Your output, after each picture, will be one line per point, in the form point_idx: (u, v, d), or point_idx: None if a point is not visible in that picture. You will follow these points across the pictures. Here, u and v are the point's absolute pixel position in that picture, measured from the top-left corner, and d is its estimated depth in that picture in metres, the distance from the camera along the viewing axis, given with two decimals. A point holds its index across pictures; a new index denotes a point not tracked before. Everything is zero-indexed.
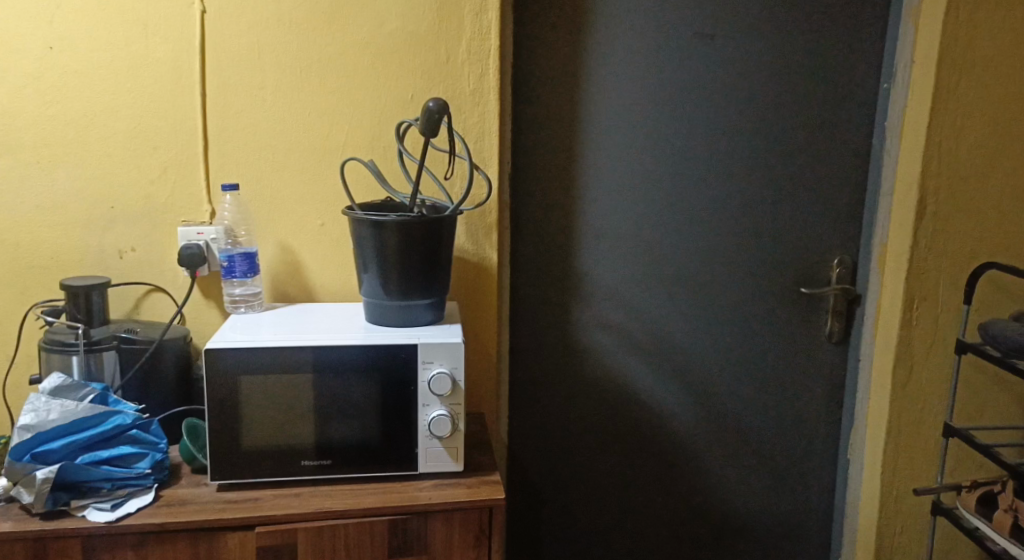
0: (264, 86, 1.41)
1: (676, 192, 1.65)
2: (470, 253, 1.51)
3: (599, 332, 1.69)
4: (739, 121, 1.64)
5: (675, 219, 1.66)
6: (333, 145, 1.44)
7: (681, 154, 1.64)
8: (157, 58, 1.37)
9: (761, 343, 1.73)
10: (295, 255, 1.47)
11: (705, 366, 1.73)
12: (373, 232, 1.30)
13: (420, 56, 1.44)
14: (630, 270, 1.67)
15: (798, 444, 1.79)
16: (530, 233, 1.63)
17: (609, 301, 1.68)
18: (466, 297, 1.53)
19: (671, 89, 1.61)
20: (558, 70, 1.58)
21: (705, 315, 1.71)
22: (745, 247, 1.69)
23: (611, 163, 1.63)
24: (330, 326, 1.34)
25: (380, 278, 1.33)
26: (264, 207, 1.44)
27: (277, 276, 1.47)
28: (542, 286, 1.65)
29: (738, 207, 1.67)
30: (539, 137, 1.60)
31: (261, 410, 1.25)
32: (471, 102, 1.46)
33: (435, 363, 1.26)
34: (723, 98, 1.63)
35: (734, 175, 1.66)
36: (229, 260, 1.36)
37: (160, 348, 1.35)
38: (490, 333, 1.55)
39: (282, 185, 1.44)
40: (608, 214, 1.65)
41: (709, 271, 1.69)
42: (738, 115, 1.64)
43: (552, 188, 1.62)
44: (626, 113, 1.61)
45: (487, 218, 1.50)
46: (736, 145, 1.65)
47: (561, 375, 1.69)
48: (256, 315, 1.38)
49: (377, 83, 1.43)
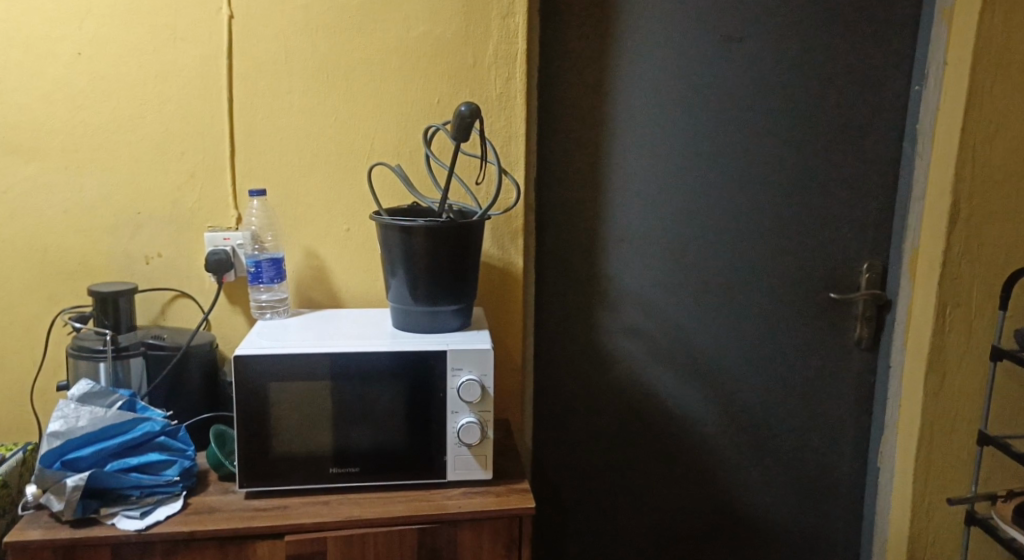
0: (291, 91, 1.41)
1: (704, 198, 1.64)
2: (496, 259, 1.50)
3: (626, 338, 1.67)
4: (768, 124, 1.62)
5: (703, 224, 1.65)
6: (360, 150, 1.43)
7: (709, 159, 1.62)
8: (185, 63, 1.37)
9: (789, 349, 1.71)
10: (321, 261, 1.46)
11: (732, 373, 1.71)
12: (401, 237, 1.29)
13: (448, 60, 1.43)
14: (657, 275, 1.65)
15: (826, 452, 1.76)
16: (555, 237, 1.62)
17: (636, 308, 1.67)
18: (492, 302, 1.52)
19: (699, 94, 1.60)
20: (585, 75, 1.57)
21: (732, 322, 1.69)
22: (773, 253, 1.67)
23: (639, 168, 1.61)
24: (357, 333, 1.33)
25: (408, 283, 1.32)
26: (290, 213, 1.44)
27: (303, 281, 1.47)
28: (567, 290, 1.64)
29: (766, 211, 1.65)
30: (564, 141, 1.58)
31: (290, 417, 1.24)
32: (498, 107, 1.45)
33: (465, 370, 1.25)
34: (752, 101, 1.61)
35: (763, 179, 1.64)
36: (256, 266, 1.36)
37: (187, 354, 1.35)
38: (517, 339, 1.54)
39: (308, 190, 1.43)
40: (635, 219, 1.63)
41: (737, 277, 1.67)
42: (767, 119, 1.62)
43: (579, 192, 1.61)
44: (653, 117, 1.59)
45: (514, 223, 1.49)
46: (765, 149, 1.63)
47: (586, 380, 1.68)
48: (283, 321, 1.37)
49: (405, 87, 1.43)
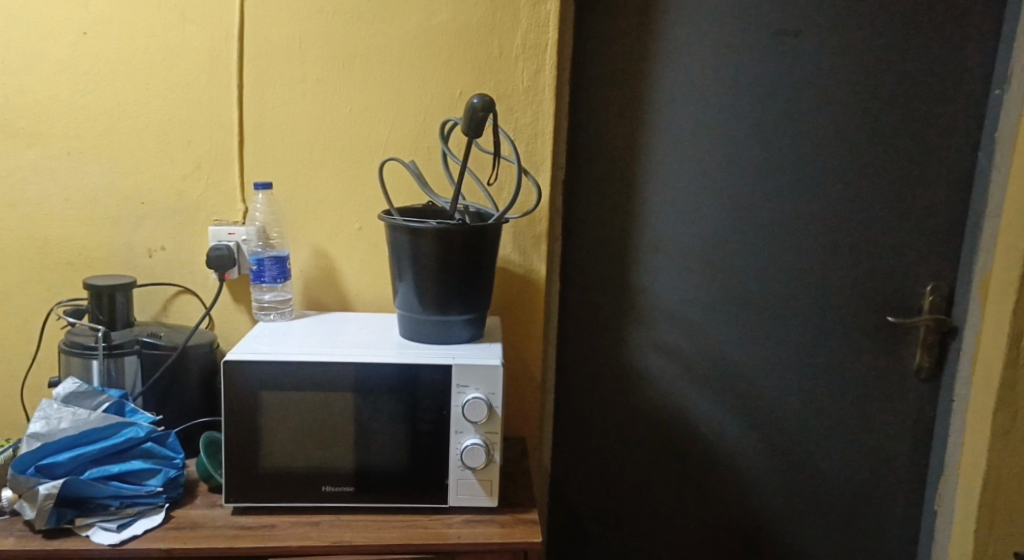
0: (304, 80, 1.32)
1: (749, 206, 1.49)
2: (516, 264, 1.41)
3: (657, 355, 1.55)
4: (825, 127, 1.47)
5: (747, 235, 1.50)
6: (375, 144, 1.34)
7: (756, 164, 1.48)
8: (194, 47, 1.30)
9: (838, 376, 1.55)
10: (330, 260, 1.38)
11: (773, 399, 1.56)
12: (409, 239, 1.19)
13: (471, 50, 1.32)
14: (694, 288, 1.52)
15: (876, 491, 1.60)
16: (583, 243, 1.50)
17: (669, 323, 1.54)
18: (510, 310, 1.43)
19: (748, 92, 1.45)
20: (623, 69, 1.45)
21: (776, 342, 1.54)
22: (824, 269, 1.52)
23: (678, 171, 1.48)
24: (360, 340, 1.24)
25: (415, 289, 1.22)
26: (299, 209, 1.36)
27: (310, 282, 1.39)
28: (595, 300, 1.52)
29: (819, 223, 1.50)
30: (597, 141, 1.47)
31: (282, 429, 1.15)
32: (524, 101, 1.34)
33: (471, 387, 1.15)
34: (807, 101, 1.46)
35: (816, 188, 1.49)
36: (257, 264, 1.28)
37: (184, 354, 1.27)
38: (536, 352, 1.43)
39: (319, 186, 1.35)
40: (671, 227, 1.50)
41: (782, 294, 1.52)
42: (823, 122, 1.47)
43: (611, 196, 1.49)
44: (696, 116, 1.46)
45: (536, 227, 1.39)
46: (819, 155, 1.48)
47: (612, 399, 1.56)
48: (285, 323, 1.29)
49: (424, 77, 1.33)
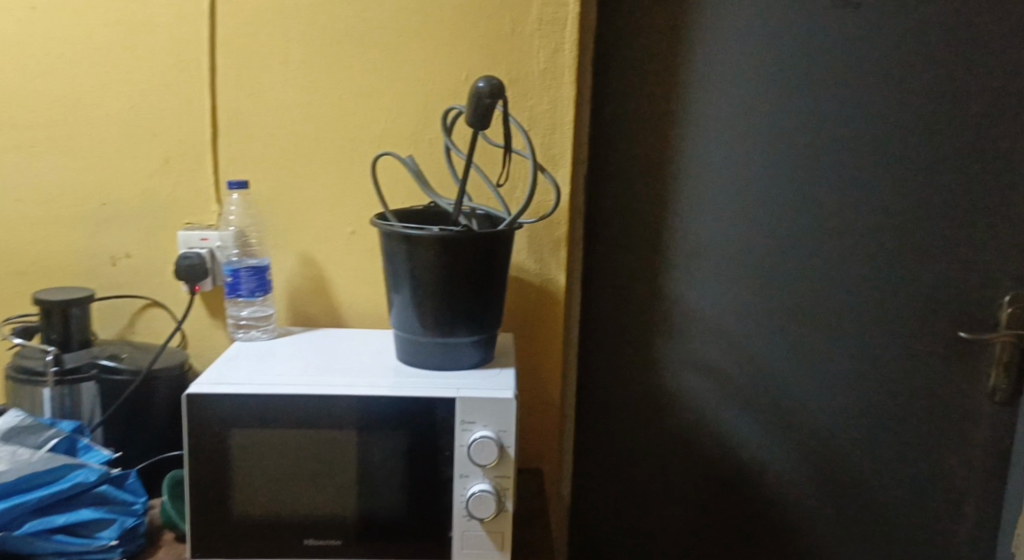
0: (288, 62, 1.14)
1: (800, 205, 1.30)
2: (532, 274, 1.24)
3: (691, 373, 1.37)
4: (888, 114, 1.27)
5: (797, 239, 1.31)
6: (368, 137, 1.17)
7: (808, 157, 1.29)
8: (159, 23, 1.13)
9: (899, 398, 1.36)
10: (319, 269, 1.21)
11: (824, 424, 1.38)
12: (406, 250, 1.02)
13: (478, 27, 1.15)
14: (734, 300, 1.33)
15: (941, 527, 1.41)
16: (608, 248, 1.33)
17: (706, 339, 1.35)
18: (525, 325, 1.26)
19: (800, 73, 1.26)
20: (653, 49, 1.26)
21: (828, 360, 1.35)
22: (884, 278, 1.32)
23: (717, 166, 1.29)
24: (349, 366, 1.06)
25: (414, 307, 1.05)
26: (283, 211, 1.18)
27: (297, 294, 1.22)
28: (621, 311, 1.35)
29: (880, 224, 1.31)
30: (624, 131, 1.29)
31: (257, 473, 0.98)
32: (541, 86, 1.17)
33: (478, 424, 0.98)
34: (868, 83, 1.26)
35: (877, 184, 1.29)
36: (232, 275, 1.10)
37: (149, 379, 1.10)
38: (554, 373, 1.27)
39: (306, 184, 1.18)
40: (709, 229, 1.31)
41: (836, 306, 1.33)
42: (886, 107, 1.27)
43: (639, 194, 1.31)
44: (738, 102, 1.27)
45: (555, 231, 1.22)
46: (882, 145, 1.28)
47: (640, 422, 1.38)
48: (265, 343, 1.12)
49: (424, 59, 1.15)
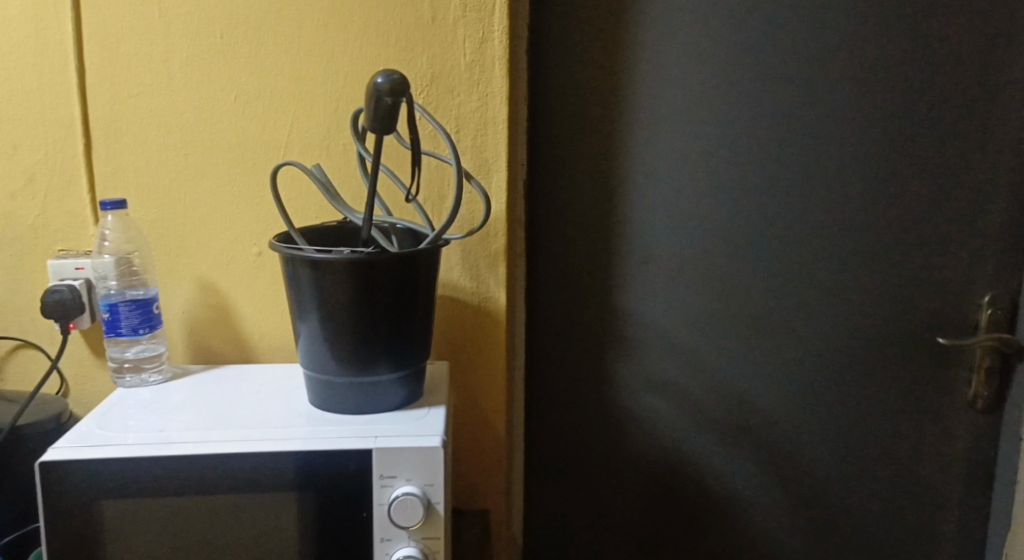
0: (171, 59, 0.98)
1: (762, 205, 1.18)
2: (467, 293, 1.09)
3: (650, 393, 1.24)
4: (854, 101, 1.15)
5: (760, 242, 1.19)
6: (271, 143, 1.02)
7: (770, 151, 1.16)
8: (15, 19, 0.97)
9: (874, 410, 1.25)
10: (222, 296, 1.05)
11: (796, 442, 1.26)
12: (312, 276, 0.87)
13: (393, 15, 1.01)
14: (693, 311, 1.21)
15: (924, 547, 1.30)
16: (553, 258, 1.19)
17: (665, 356, 1.23)
18: (463, 350, 1.11)
19: (756, 60, 1.14)
20: (593, 36, 1.13)
21: (796, 374, 1.24)
22: (856, 281, 1.21)
23: (670, 164, 1.16)
24: (251, 414, 0.91)
25: (324, 342, 0.90)
26: (175, 231, 1.02)
27: (197, 325, 1.06)
28: (570, 328, 1.21)
29: (849, 223, 1.19)
30: (566, 129, 1.16)
31: (137, 549, 0.83)
32: (468, 80, 1.03)
33: (401, 478, 0.83)
34: (830, 68, 1.15)
35: (843, 179, 1.18)
36: (109, 311, 0.94)
37: (14, 438, 0.93)
38: (497, 403, 1.13)
39: (201, 200, 1.02)
40: (664, 233, 1.19)
41: (804, 313, 1.22)
42: (851, 94, 1.15)
43: (585, 198, 1.18)
44: (689, 93, 1.15)
45: (492, 243, 1.08)
46: (846, 136, 1.16)
47: (595, 448, 1.25)
48: (154, 388, 0.96)
49: (332, 52, 1.00)
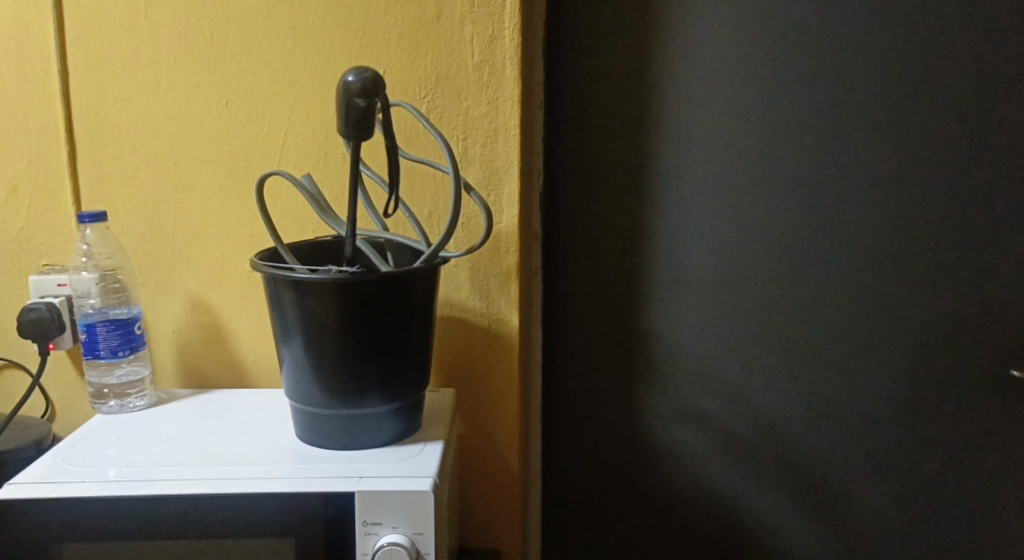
0: (158, 61, 0.93)
1: (807, 218, 1.05)
2: (477, 314, 1.00)
3: (681, 425, 1.12)
4: (915, 100, 1.02)
5: (806, 260, 1.06)
6: (264, 151, 0.94)
7: (816, 158, 1.04)
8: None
9: (940, 450, 1.10)
10: (213, 315, 0.98)
11: (847, 483, 1.12)
12: (294, 298, 0.79)
13: (395, 12, 0.92)
14: (730, 335, 1.09)
15: None
16: (573, 275, 1.09)
17: (697, 384, 1.11)
18: (471, 376, 1.02)
19: (801, 55, 1.01)
20: (618, 32, 1.03)
21: (847, 406, 1.10)
22: (916, 304, 1.07)
23: (703, 171, 1.05)
24: (231, 446, 0.83)
25: (308, 370, 0.81)
26: (161, 245, 0.96)
27: (188, 345, 0.99)
28: (592, 352, 1.11)
29: (909, 238, 1.05)
30: (587, 135, 1.06)
31: None
32: (477, 82, 0.94)
33: (386, 526, 0.74)
34: (886, 63, 1.01)
35: (904, 187, 1.04)
36: (87, 332, 0.87)
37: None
38: (510, 434, 1.03)
39: (189, 212, 0.96)
40: (695, 248, 1.07)
41: (857, 339, 1.08)
42: (913, 92, 1.02)
43: (608, 210, 1.07)
44: (724, 94, 1.03)
45: (503, 260, 0.98)
46: (907, 139, 1.03)
47: (620, 483, 1.15)
48: (136, 415, 0.90)
49: (329, 53, 0.93)
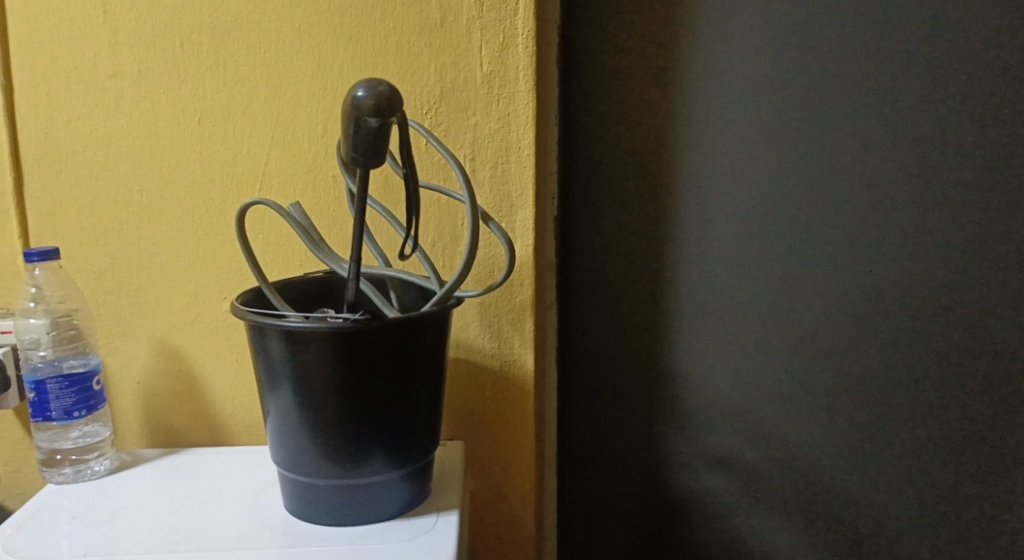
0: (119, 74, 0.81)
1: (857, 247, 0.94)
2: (487, 355, 0.89)
3: (709, 472, 1.02)
4: (988, 111, 0.90)
5: (857, 291, 0.95)
6: (246, 176, 0.83)
7: (868, 178, 0.92)
8: None
9: (1002, 503, 0.98)
10: (187, 363, 0.86)
11: (903, 542, 1.01)
12: (284, 351, 0.67)
13: (393, 17, 0.81)
14: (762, 373, 0.98)
15: None
16: (590, 307, 0.99)
17: (727, 428, 1.00)
18: (481, 425, 0.91)
19: (852, 64, 0.90)
20: (640, 41, 0.92)
21: (904, 455, 0.98)
22: (988, 340, 0.95)
23: (734, 194, 0.94)
24: (210, 524, 0.71)
25: (299, 436, 0.69)
26: (125, 284, 0.84)
27: (159, 397, 0.87)
28: (611, 392, 1.01)
29: (977, 267, 0.93)
30: (605, 153, 0.95)
31: None
32: (487, 95, 0.83)
33: None
34: (952, 70, 0.90)
35: (972, 210, 0.92)
36: (37, 390, 0.74)
37: None
38: (524, 489, 0.92)
39: (158, 246, 0.84)
40: (725, 278, 0.96)
41: (906, 379, 0.97)
42: (985, 102, 0.90)
43: (628, 236, 0.97)
44: (756, 110, 0.92)
45: (517, 295, 0.88)
46: (975, 156, 0.91)
47: (643, 533, 1.05)
48: (94, 486, 0.77)
49: (319, 64, 0.81)
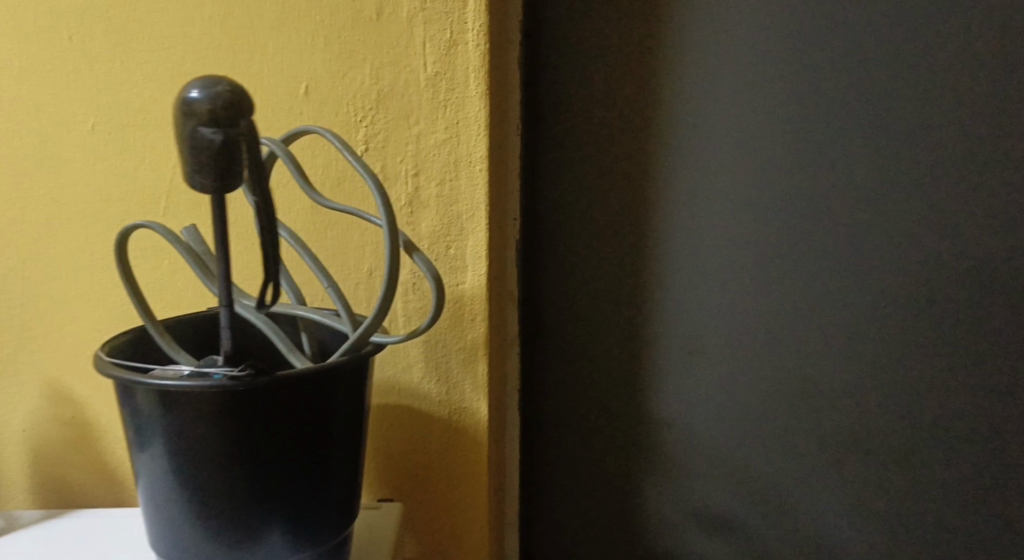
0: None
1: (863, 279, 0.82)
2: (433, 403, 0.76)
3: (693, 531, 0.90)
4: (1012, 128, 0.78)
5: (861, 328, 0.83)
6: (147, 192, 0.71)
7: (872, 202, 0.80)
8: None
9: None
10: (81, 409, 0.74)
11: None
12: (156, 412, 0.55)
13: (321, 7, 0.69)
14: (754, 422, 0.86)
15: None
16: (558, 344, 0.87)
17: (715, 483, 0.88)
18: (426, 485, 0.78)
19: (859, 71, 0.78)
20: (618, 40, 0.80)
21: (913, 514, 0.86)
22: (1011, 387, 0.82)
23: (723, 216, 0.82)
24: None
25: (178, 512, 0.57)
26: (9, 317, 0.73)
27: (48, 447, 0.75)
28: (582, 442, 0.88)
29: (996, 301, 0.81)
30: (575, 168, 0.83)
31: None
32: (432, 99, 0.70)
33: None
34: (971, 80, 0.77)
35: (990, 236, 0.80)
36: None
37: None
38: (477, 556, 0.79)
39: (45, 273, 0.72)
40: (712, 312, 0.84)
41: (916, 429, 0.84)
42: (1009, 116, 0.78)
43: (603, 264, 0.84)
44: (751, 120, 0.80)
45: (467, 335, 0.75)
46: (996, 174, 0.79)
47: None
48: None
49: (234, 63, 0.70)
